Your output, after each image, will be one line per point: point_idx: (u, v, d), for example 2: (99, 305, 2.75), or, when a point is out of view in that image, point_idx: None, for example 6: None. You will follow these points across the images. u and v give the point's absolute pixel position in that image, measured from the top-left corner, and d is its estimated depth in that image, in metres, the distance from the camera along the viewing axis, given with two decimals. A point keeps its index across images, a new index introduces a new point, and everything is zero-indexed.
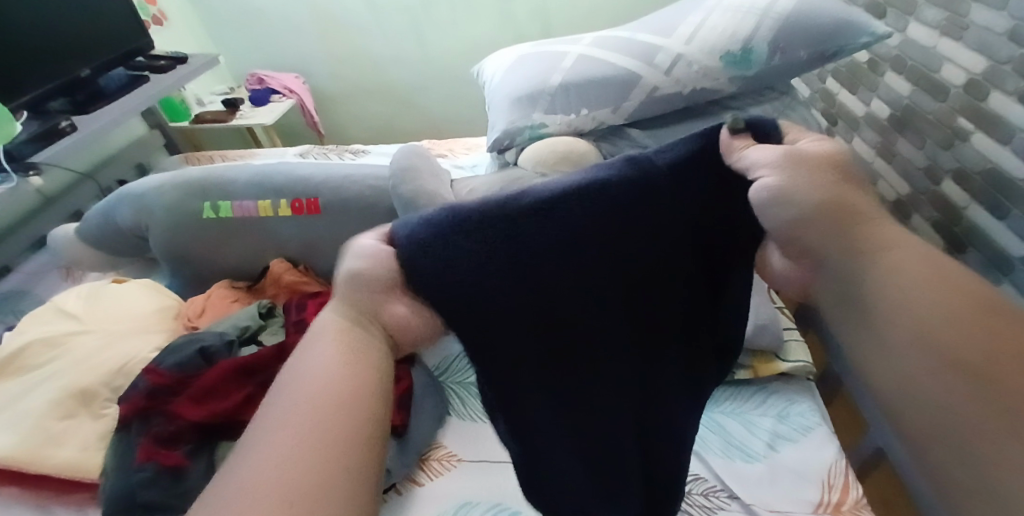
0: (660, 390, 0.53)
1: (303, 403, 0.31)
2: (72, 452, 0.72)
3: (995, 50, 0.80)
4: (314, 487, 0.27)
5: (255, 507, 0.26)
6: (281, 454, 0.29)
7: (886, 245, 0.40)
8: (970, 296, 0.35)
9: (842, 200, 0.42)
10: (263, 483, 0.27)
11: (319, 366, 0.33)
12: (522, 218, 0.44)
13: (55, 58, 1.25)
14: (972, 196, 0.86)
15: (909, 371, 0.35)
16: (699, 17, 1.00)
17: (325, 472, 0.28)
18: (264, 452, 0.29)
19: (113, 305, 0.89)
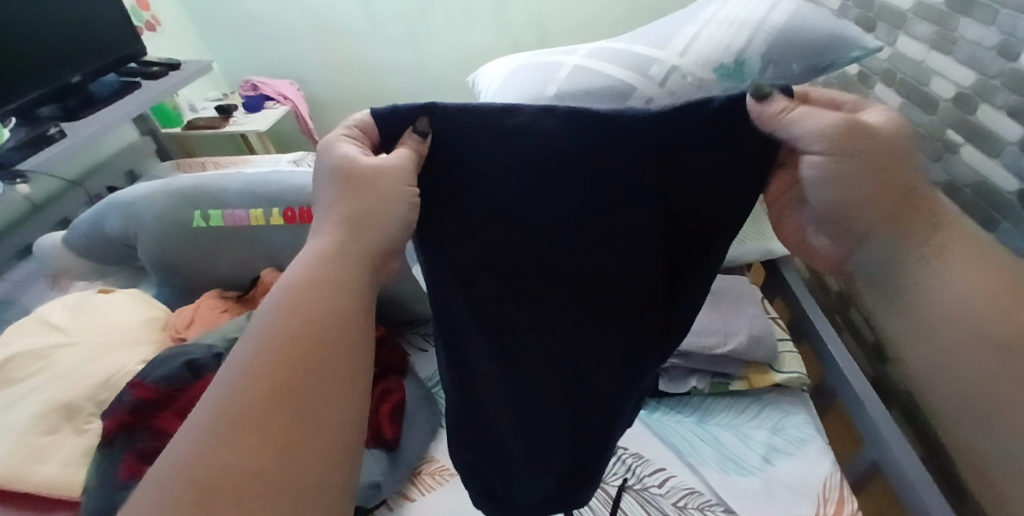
0: (599, 360, 0.56)
1: (254, 350, 0.35)
2: (54, 469, 0.70)
3: (984, 65, 0.81)
4: (252, 421, 0.32)
5: (200, 436, 0.32)
6: (212, 396, 0.33)
7: (945, 236, 0.40)
8: (1006, 281, 0.39)
9: (895, 184, 0.40)
10: (208, 416, 0.33)
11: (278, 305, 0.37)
12: (511, 157, 0.48)
13: (45, 64, 1.23)
14: (963, 208, 0.87)
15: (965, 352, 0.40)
16: (694, 30, 1.01)
17: (254, 411, 0.32)
18: (211, 397, 0.33)
19: (99, 316, 0.88)
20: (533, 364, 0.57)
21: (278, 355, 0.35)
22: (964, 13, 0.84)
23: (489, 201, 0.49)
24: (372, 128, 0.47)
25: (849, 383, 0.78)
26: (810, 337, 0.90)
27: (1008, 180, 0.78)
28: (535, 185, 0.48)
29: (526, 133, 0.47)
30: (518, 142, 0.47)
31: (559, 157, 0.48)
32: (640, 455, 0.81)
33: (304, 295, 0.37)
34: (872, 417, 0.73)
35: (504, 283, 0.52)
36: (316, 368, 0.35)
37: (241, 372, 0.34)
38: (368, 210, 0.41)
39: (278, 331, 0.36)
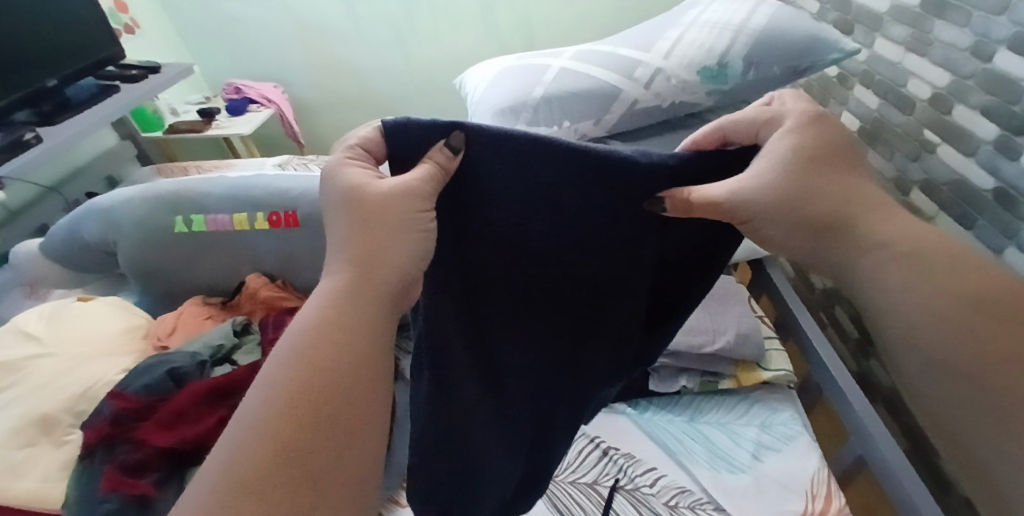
0: (588, 372, 0.59)
1: (295, 371, 0.36)
2: (32, 484, 0.67)
3: (958, 66, 0.83)
4: (295, 446, 0.33)
5: (247, 451, 0.33)
6: (261, 412, 0.34)
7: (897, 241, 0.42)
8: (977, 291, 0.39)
9: (826, 199, 0.44)
10: (256, 433, 0.34)
11: (307, 324, 0.39)
12: (534, 185, 0.48)
13: (20, 67, 1.20)
14: (940, 206, 0.89)
15: (942, 350, 0.39)
16: (677, 33, 1.02)
17: (295, 437, 0.34)
18: (256, 410, 0.35)
19: (77, 326, 0.86)
20: (518, 380, 0.58)
21: (314, 375, 0.36)
22: (938, 16, 0.86)
23: (491, 231, 0.50)
24: (376, 143, 0.47)
25: (834, 379, 0.79)
26: (796, 335, 0.91)
27: (983, 179, 0.80)
28: (537, 213, 0.49)
29: (540, 163, 0.48)
30: (529, 174, 0.48)
31: (563, 187, 0.48)
32: (632, 455, 0.81)
33: (326, 330, 0.38)
34: (857, 412, 0.74)
35: (503, 303, 0.54)
36: (344, 408, 0.36)
37: (265, 398, 0.35)
38: (390, 240, 0.42)
39: (303, 368, 0.36)
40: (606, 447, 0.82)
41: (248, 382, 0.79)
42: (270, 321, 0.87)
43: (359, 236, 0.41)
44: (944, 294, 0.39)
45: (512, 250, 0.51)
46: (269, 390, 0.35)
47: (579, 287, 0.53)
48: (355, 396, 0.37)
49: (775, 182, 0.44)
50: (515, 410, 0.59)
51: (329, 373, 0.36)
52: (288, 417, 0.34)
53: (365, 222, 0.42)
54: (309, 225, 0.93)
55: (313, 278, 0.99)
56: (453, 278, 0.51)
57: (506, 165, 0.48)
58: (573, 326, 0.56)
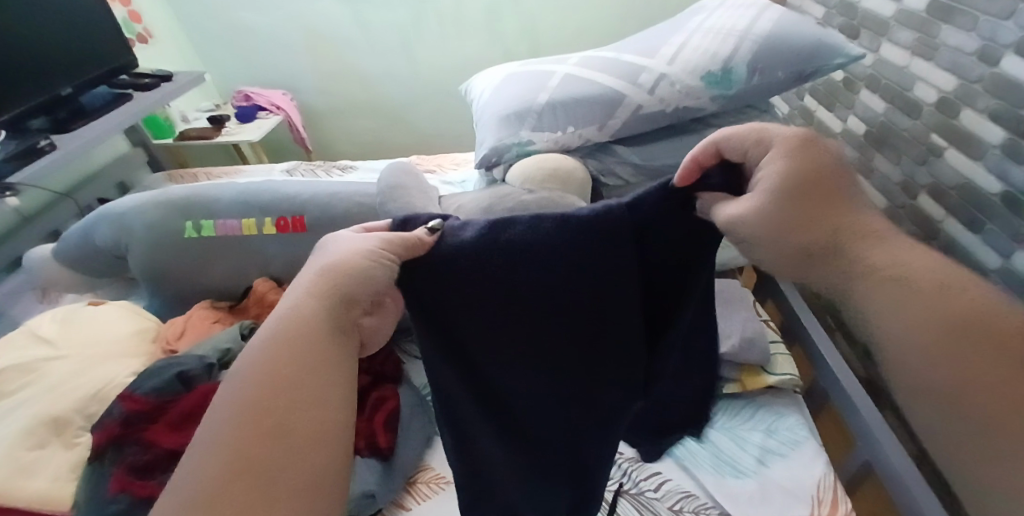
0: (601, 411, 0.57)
1: (243, 394, 0.34)
2: (42, 483, 0.68)
3: (966, 70, 0.83)
4: (242, 474, 0.31)
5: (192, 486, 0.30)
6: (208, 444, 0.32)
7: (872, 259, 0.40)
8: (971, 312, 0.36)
9: (817, 224, 0.41)
10: (200, 469, 0.31)
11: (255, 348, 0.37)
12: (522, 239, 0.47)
13: (36, 76, 1.23)
14: (948, 210, 0.88)
15: (934, 382, 0.37)
16: (681, 39, 1.02)
17: (245, 462, 0.31)
18: (203, 443, 0.32)
19: (88, 329, 0.87)
20: (533, 424, 0.57)
21: (271, 384, 0.35)
22: (946, 20, 0.86)
23: (474, 280, 0.47)
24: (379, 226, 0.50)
25: (840, 384, 0.79)
26: (802, 340, 0.91)
27: (992, 182, 0.80)
28: (521, 282, 0.48)
29: (512, 236, 0.47)
30: (503, 245, 0.47)
31: (549, 248, 0.47)
32: (636, 460, 0.81)
33: (278, 349, 0.36)
34: (864, 418, 0.74)
35: (499, 367, 0.52)
36: (299, 422, 0.34)
37: (212, 432, 0.33)
38: (330, 277, 0.40)
39: (252, 389, 0.34)
40: None
41: None
42: None
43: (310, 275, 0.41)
44: (924, 328, 0.37)
45: (503, 315, 0.49)
46: (214, 420, 0.33)
47: (576, 340, 0.52)
48: (309, 409, 0.35)
49: (774, 208, 0.41)
50: (539, 448, 0.59)
51: (285, 391, 0.35)
52: (254, 419, 0.33)
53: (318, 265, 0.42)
54: (316, 230, 0.94)
55: None
56: (446, 343, 0.50)
57: (477, 238, 0.47)
58: (577, 371, 0.54)
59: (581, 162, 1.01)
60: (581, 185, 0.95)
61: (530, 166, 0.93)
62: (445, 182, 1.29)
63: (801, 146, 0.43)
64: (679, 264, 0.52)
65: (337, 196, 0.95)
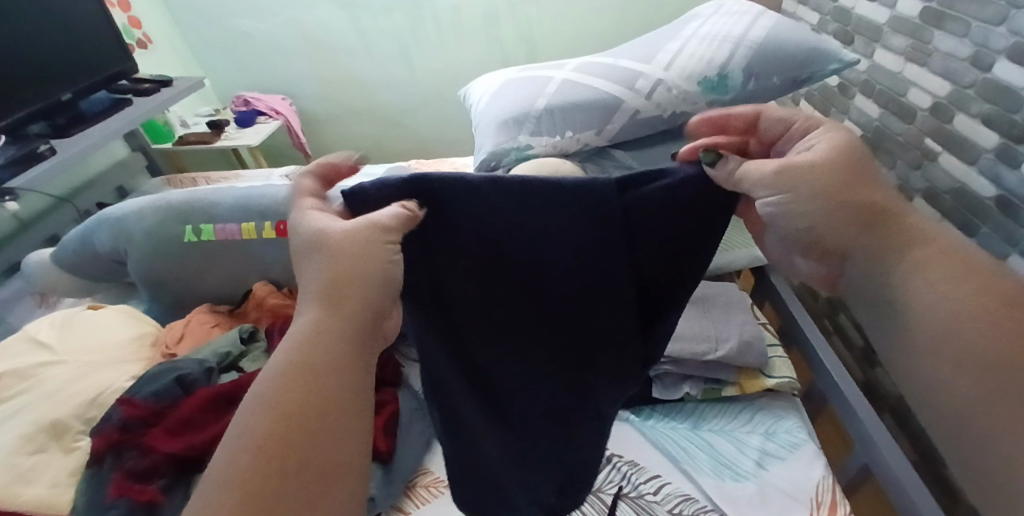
0: (586, 365, 0.60)
1: (265, 416, 0.37)
2: (42, 489, 0.68)
3: (958, 76, 0.84)
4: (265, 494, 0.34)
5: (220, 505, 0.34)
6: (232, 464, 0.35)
7: (909, 245, 0.46)
8: (995, 298, 0.42)
9: (854, 193, 0.47)
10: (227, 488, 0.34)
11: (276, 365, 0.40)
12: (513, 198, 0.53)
13: (35, 81, 1.23)
14: (943, 214, 0.89)
15: (945, 365, 0.42)
16: (677, 44, 1.03)
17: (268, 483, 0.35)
18: (226, 464, 0.35)
19: (87, 333, 0.87)
20: (515, 376, 0.60)
21: (301, 408, 0.38)
22: (938, 26, 0.87)
23: (465, 246, 0.55)
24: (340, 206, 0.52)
25: (838, 387, 0.79)
26: (799, 344, 0.91)
27: (985, 186, 0.81)
28: (502, 244, 0.55)
29: (500, 200, 0.53)
30: (487, 209, 0.54)
31: (529, 217, 0.53)
32: (635, 463, 0.81)
33: (298, 373, 0.40)
34: (861, 420, 0.74)
35: (485, 325, 0.58)
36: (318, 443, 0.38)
37: (234, 453, 0.36)
38: (367, 281, 0.44)
39: (273, 412, 0.38)
40: (610, 454, 0.82)
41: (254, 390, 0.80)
42: (277, 328, 0.88)
43: (314, 262, 0.45)
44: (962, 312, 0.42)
45: (490, 275, 0.56)
46: (238, 442, 0.36)
47: (558, 299, 0.57)
48: (324, 431, 0.38)
49: (825, 172, 0.46)
50: (518, 405, 0.61)
51: (304, 414, 0.38)
52: (285, 440, 0.37)
53: (319, 252, 0.45)
54: None
55: None
56: (436, 304, 0.56)
57: (466, 211, 0.53)
58: (557, 321, 0.58)
59: (579, 167, 1.02)
60: None
61: (529, 171, 0.94)
62: None
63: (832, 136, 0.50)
64: (683, 259, 0.56)
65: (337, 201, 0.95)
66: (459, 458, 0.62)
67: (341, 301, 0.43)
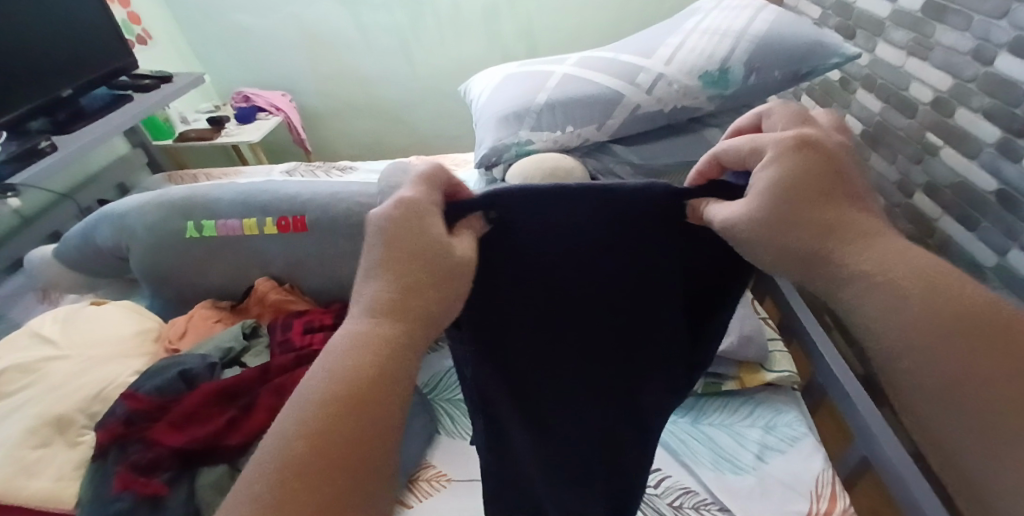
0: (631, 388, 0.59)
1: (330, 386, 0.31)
2: (46, 482, 0.68)
3: (960, 69, 0.84)
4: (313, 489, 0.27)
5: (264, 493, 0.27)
6: (286, 436, 0.29)
7: (863, 241, 0.38)
8: (973, 308, 0.33)
9: (808, 220, 0.39)
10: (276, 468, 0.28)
11: (350, 333, 0.34)
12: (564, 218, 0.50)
13: (35, 77, 1.23)
14: (944, 208, 0.89)
15: (933, 392, 0.33)
16: (678, 39, 1.03)
17: (319, 473, 0.28)
18: (279, 435, 0.29)
19: (90, 328, 0.87)
20: (559, 399, 0.60)
21: (370, 390, 0.31)
22: (940, 20, 0.87)
23: (516, 267, 0.52)
24: (435, 176, 0.44)
25: (838, 381, 0.79)
26: (799, 338, 0.92)
27: (986, 180, 0.81)
28: (552, 261, 0.52)
29: (548, 211, 0.50)
30: (541, 225, 0.50)
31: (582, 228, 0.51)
32: None
33: (373, 346, 0.33)
34: (861, 413, 0.74)
35: (537, 340, 0.56)
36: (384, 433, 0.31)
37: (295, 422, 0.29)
38: (438, 270, 0.38)
39: (339, 381, 0.31)
40: None
41: (255, 384, 0.80)
42: (279, 322, 0.89)
43: (379, 239, 0.37)
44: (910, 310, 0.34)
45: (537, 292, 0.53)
46: (297, 413, 0.30)
47: (605, 314, 0.55)
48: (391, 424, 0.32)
49: (757, 212, 0.40)
50: (562, 428, 0.62)
51: (374, 396, 0.31)
52: (332, 434, 0.29)
53: (383, 230, 0.37)
54: (317, 229, 0.94)
55: (322, 282, 1.00)
56: (485, 321, 0.53)
57: (520, 227, 0.50)
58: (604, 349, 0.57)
59: (579, 162, 1.02)
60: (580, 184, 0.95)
61: (529, 166, 0.94)
62: None
63: (796, 148, 0.41)
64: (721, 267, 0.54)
65: (338, 196, 0.95)
66: (499, 465, 0.61)
67: (407, 295, 0.36)
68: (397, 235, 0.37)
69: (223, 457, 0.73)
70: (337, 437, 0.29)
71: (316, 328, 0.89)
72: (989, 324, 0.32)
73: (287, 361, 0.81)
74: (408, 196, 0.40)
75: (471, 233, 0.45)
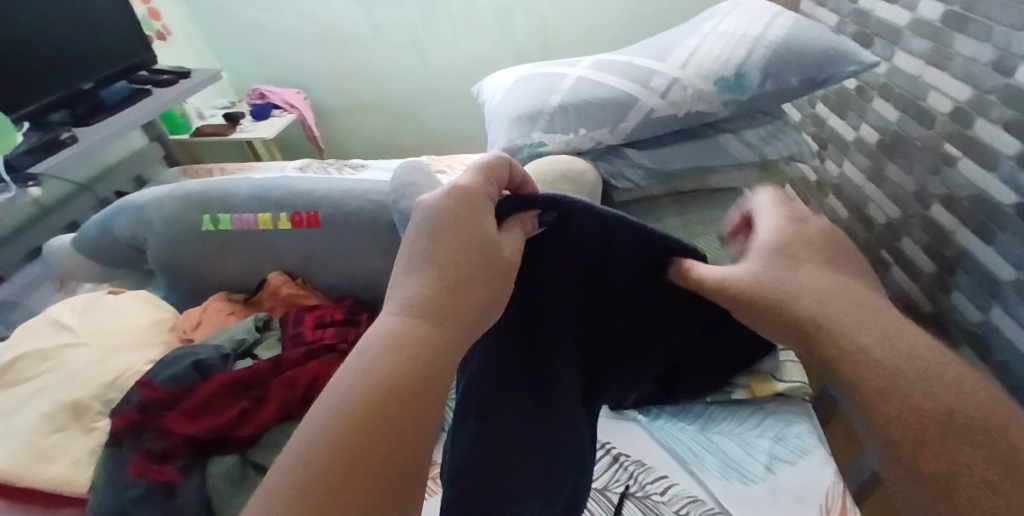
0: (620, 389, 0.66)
1: (357, 386, 0.32)
2: (62, 468, 0.70)
3: (980, 80, 0.83)
4: (338, 485, 0.28)
5: (291, 491, 0.28)
6: (315, 433, 0.30)
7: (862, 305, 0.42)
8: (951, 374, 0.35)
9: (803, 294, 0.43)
10: (303, 462, 0.29)
11: (385, 332, 0.35)
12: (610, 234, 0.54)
13: (58, 70, 1.26)
14: (961, 220, 0.88)
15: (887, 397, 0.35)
16: (694, 43, 1.03)
17: (342, 469, 0.29)
18: (308, 431, 0.30)
19: (106, 317, 0.89)
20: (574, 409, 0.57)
21: (398, 394, 0.32)
22: (960, 30, 0.86)
23: (556, 270, 0.53)
24: (491, 172, 0.44)
25: None
26: None
27: (1004, 192, 0.80)
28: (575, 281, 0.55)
29: (598, 229, 0.53)
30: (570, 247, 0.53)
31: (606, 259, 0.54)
32: (642, 462, 0.81)
33: (404, 350, 0.33)
34: None
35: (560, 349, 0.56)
36: (412, 439, 0.31)
37: (325, 422, 0.30)
38: (488, 273, 0.39)
39: (369, 384, 0.32)
40: (617, 454, 0.83)
41: (268, 376, 0.80)
42: (291, 316, 0.90)
43: (435, 235, 0.38)
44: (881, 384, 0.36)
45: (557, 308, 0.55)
46: (327, 414, 0.31)
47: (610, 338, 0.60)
48: (414, 432, 0.32)
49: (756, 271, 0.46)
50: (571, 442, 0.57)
51: (401, 400, 0.32)
52: (358, 442, 0.30)
53: (444, 224, 0.38)
54: (330, 225, 0.95)
55: (334, 277, 1.01)
56: (516, 319, 0.53)
57: (561, 239, 0.52)
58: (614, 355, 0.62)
59: (592, 165, 1.02)
60: (592, 187, 0.96)
61: (542, 167, 0.94)
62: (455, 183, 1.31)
63: (790, 222, 0.49)
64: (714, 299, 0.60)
65: (352, 193, 0.96)
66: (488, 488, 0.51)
67: (447, 301, 0.36)
68: (450, 233, 0.38)
69: (235, 447, 0.74)
70: (372, 430, 0.30)
71: (327, 323, 0.90)
72: (976, 424, 0.32)
73: (299, 354, 0.82)
74: (455, 192, 0.40)
75: (523, 233, 0.46)
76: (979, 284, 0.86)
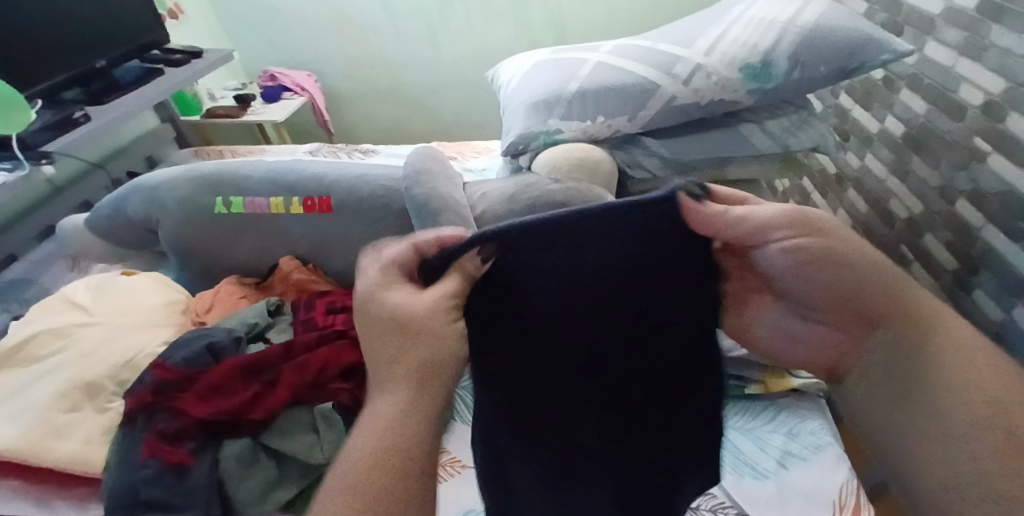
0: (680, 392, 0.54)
1: (361, 439, 0.39)
2: (76, 445, 0.70)
3: (1015, 73, 0.80)
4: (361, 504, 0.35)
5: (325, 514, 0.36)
6: (339, 474, 0.38)
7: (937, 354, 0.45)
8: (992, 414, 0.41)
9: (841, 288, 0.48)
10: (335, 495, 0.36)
11: (370, 408, 0.42)
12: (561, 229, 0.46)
13: (71, 48, 1.25)
14: (988, 218, 0.86)
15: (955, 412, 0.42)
16: (719, 29, 1.00)
17: (359, 493, 0.36)
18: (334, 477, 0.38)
19: (121, 297, 0.89)
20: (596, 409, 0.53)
21: (387, 437, 0.39)
22: (996, 20, 0.83)
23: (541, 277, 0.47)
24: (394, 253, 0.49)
25: None
26: None
27: None
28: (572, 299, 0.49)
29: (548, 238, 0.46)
30: (560, 263, 0.47)
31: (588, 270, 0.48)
32: None
33: (380, 414, 0.40)
34: None
35: (555, 369, 0.50)
36: (411, 462, 0.38)
37: (344, 465, 0.38)
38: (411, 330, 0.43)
39: (365, 438, 0.39)
40: None
41: (280, 361, 0.80)
42: (302, 302, 0.90)
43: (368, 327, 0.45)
44: (927, 360, 0.44)
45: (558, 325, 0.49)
46: (344, 461, 0.39)
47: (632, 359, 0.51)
48: (412, 461, 0.38)
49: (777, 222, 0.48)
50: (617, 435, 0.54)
51: (400, 440, 0.39)
52: (366, 474, 0.37)
53: (371, 319, 0.45)
54: (342, 211, 0.94)
55: (344, 263, 1.00)
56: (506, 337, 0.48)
57: (526, 256, 0.46)
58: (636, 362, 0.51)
59: (608, 153, 1.00)
60: (608, 177, 0.94)
61: (558, 156, 0.92)
62: (467, 170, 1.30)
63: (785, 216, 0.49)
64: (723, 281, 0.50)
65: (365, 178, 0.94)
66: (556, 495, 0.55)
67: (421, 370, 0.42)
68: (368, 324, 0.44)
69: (246, 431, 0.74)
70: (382, 469, 0.37)
71: (338, 309, 0.89)
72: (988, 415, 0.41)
73: (310, 339, 0.82)
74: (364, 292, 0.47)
75: (461, 276, 0.46)
76: (1003, 285, 0.83)
